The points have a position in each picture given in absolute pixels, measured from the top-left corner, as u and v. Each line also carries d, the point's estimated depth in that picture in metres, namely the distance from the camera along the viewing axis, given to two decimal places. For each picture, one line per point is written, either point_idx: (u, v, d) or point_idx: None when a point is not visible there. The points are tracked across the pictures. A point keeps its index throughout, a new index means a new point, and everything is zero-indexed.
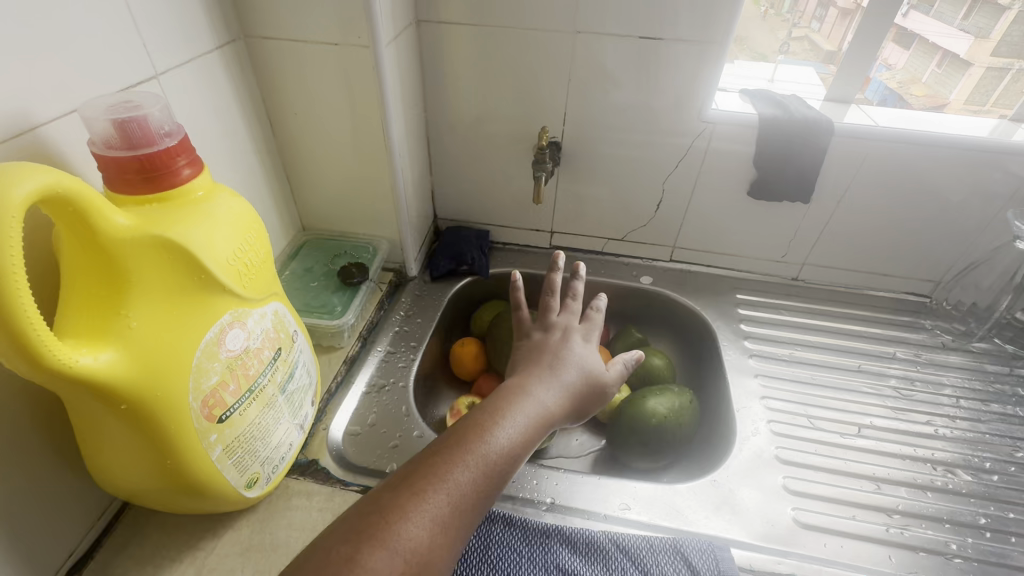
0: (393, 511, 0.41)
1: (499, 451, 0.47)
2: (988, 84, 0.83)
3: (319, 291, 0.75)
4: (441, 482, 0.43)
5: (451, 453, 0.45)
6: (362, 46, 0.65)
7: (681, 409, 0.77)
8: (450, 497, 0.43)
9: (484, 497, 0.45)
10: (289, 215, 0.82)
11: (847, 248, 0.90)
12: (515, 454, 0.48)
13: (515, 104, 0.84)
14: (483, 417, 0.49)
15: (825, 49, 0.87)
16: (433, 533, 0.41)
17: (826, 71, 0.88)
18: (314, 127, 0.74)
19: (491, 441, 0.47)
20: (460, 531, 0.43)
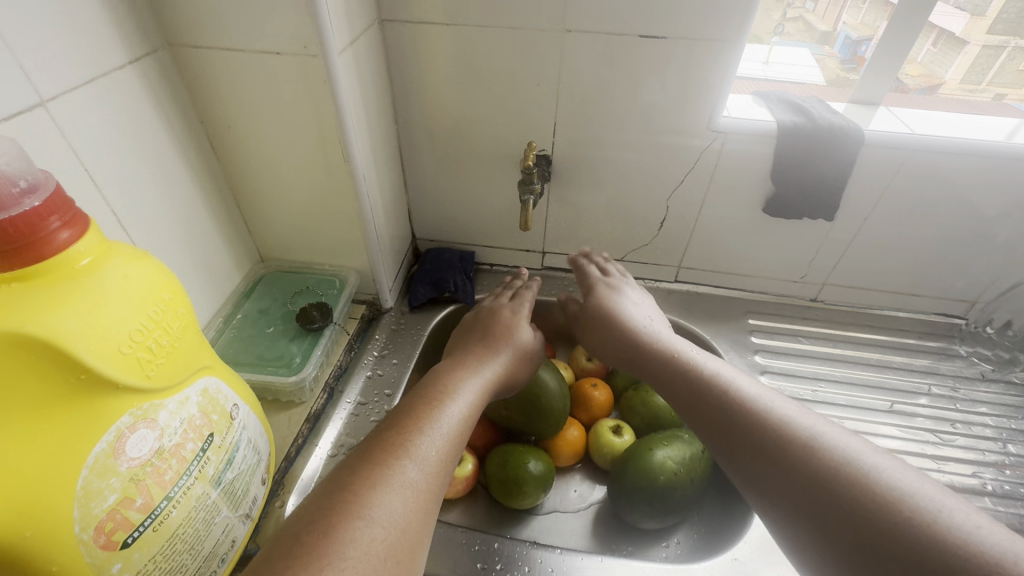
0: (362, 484, 0.39)
1: (451, 419, 0.49)
2: (985, 62, 0.76)
3: (276, 341, 0.65)
4: (405, 450, 0.43)
5: (407, 424, 0.46)
6: (310, 55, 0.54)
7: (693, 461, 0.68)
8: (422, 460, 0.43)
9: (452, 460, 0.46)
10: (243, 246, 0.72)
11: (872, 268, 0.81)
12: (465, 422, 0.51)
13: (499, 113, 0.73)
14: (424, 396, 0.51)
15: (820, 29, 0.82)
16: (417, 499, 0.40)
17: (820, 52, 0.83)
18: (262, 148, 0.63)
19: (441, 412, 0.49)
20: (434, 494, 0.42)
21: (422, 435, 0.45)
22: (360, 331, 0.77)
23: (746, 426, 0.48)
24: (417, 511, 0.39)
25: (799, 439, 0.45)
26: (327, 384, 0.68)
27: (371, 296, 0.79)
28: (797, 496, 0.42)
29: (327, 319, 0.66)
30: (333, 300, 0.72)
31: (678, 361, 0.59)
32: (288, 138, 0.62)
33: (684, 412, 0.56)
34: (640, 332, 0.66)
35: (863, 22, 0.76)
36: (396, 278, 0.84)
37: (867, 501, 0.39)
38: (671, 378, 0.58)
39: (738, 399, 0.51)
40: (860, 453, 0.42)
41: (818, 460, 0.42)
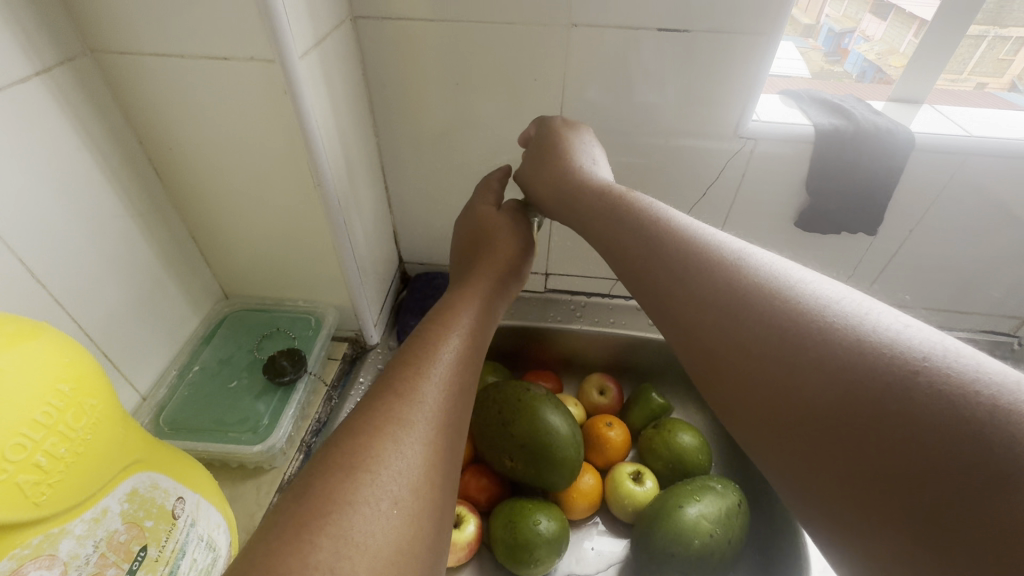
0: (353, 464, 0.28)
1: (455, 357, 0.37)
2: (966, 53, 0.66)
3: (239, 399, 0.55)
4: (406, 413, 0.31)
5: (402, 377, 0.34)
6: (264, 60, 0.44)
7: (730, 520, 0.59)
8: (423, 426, 0.31)
9: (462, 409, 0.35)
10: (200, 283, 0.62)
11: (913, 282, 0.73)
12: (478, 344, 0.40)
13: (494, 121, 0.64)
14: (422, 336, 0.38)
15: (804, 23, 0.69)
16: (431, 446, 0.31)
17: (806, 45, 0.72)
18: (216, 170, 0.54)
19: (448, 338, 0.38)
20: (449, 459, 0.32)
21: (430, 369, 0.35)
22: (341, 373, 0.67)
23: (714, 314, 0.33)
24: (438, 458, 0.31)
25: (791, 316, 0.29)
26: (301, 442, 0.58)
27: (353, 332, 0.69)
28: (812, 429, 0.27)
29: (299, 369, 0.56)
30: (308, 342, 0.62)
31: (623, 204, 0.43)
32: (245, 159, 0.52)
33: (625, 265, 0.41)
34: (579, 175, 0.48)
35: (846, 14, 0.69)
36: (383, 308, 0.74)
37: (916, 416, 0.23)
38: (613, 234, 0.42)
39: (690, 265, 0.35)
40: (884, 333, 0.26)
41: (826, 364, 0.27)
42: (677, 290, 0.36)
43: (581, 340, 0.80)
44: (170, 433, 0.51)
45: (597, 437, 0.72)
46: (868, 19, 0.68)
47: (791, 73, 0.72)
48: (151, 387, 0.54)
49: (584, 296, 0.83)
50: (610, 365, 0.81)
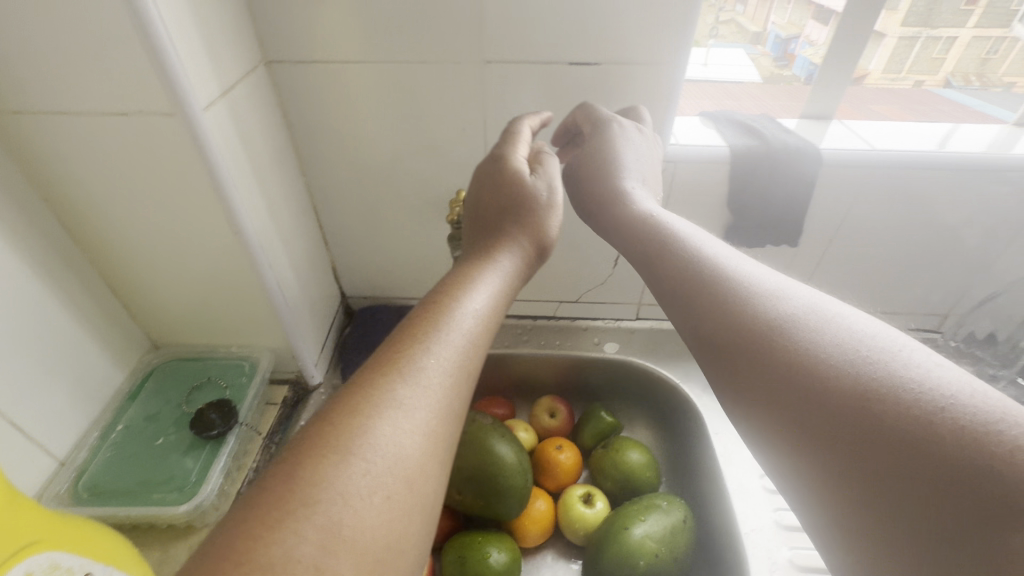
0: (342, 446, 0.26)
1: (466, 328, 0.34)
2: (903, 52, 0.75)
3: (166, 457, 0.53)
4: (402, 392, 0.29)
5: (394, 355, 0.31)
6: (166, 113, 0.44)
7: (675, 536, 0.60)
8: (416, 405, 0.29)
9: (466, 386, 0.32)
10: (124, 336, 0.60)
11: (841, 287, 0.77)
12: (495, 318, 0.37)
13: (421, 155, 0.64)
14: (422, 308, 0.35)
15: (752, 30, 0.78)
16: (429, 430, 0.28)
17: (756, 52, 0.80)
18: (129, 222, 0.52)
19: (461, 310, 0.35)
20: (447, 441, 0.29)
21: (434, 346, 0.32)
22: (282, 418, 0.66)
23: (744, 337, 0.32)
24: (433, 442, 0.28)
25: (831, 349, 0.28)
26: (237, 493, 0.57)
27: (293, 374, 0.68)
28: (830, 421, 0.27)
29: (229, 422, 0.55)
30: (242, 390, 0.61)
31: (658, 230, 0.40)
32: (158, 209, 0.51)
33: (656, 285, 0.39)
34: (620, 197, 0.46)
35: (790, 21, 0.74)
36: (325, 346, 0.73)
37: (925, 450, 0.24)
38: (645, 255, 0.41)
39: (722, 289, 0.34)
40: (913, 375, 0.26)
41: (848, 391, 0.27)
42: (705, 307, 0.35)
43: (529, 363, 0.80)
44: (90, 500, 0.49)
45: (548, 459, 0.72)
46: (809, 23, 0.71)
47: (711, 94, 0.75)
48: (70, 451, 0.51)
49: (530, 319, 0.83)
50: (560, 387, 0.82)
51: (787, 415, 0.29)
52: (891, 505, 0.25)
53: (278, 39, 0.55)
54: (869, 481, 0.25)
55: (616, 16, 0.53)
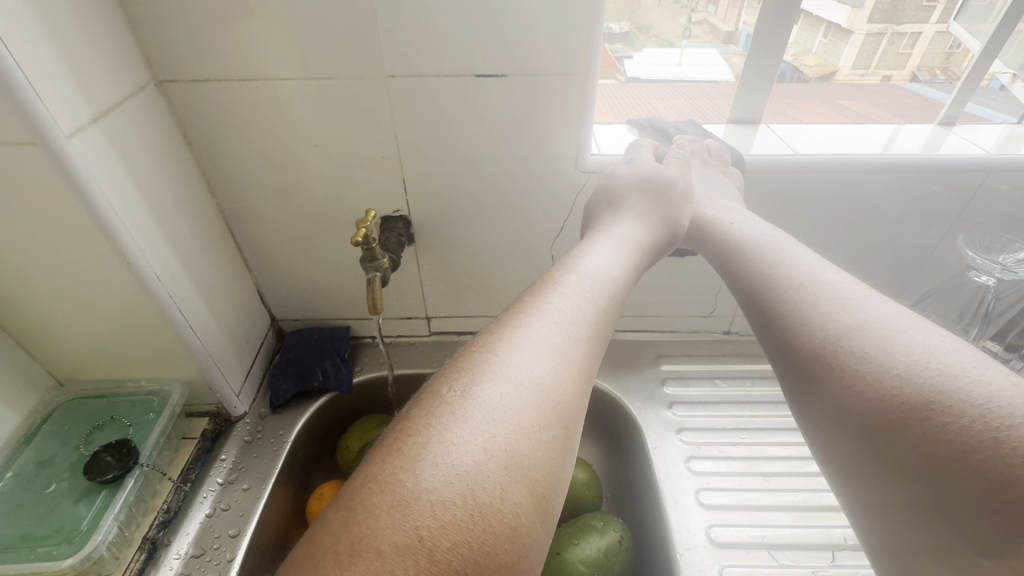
0: (415, 463, 0.28)
1: (564, 328, 0.36)
2: (870, 49, 0.73)
3: (56, 505, 0.49)
4: (469, 404, 0.30)
5: (468, 368, 0.33)
6: (24, 142, 0.41)
7: (608, 558, 0.58)
8: (496, 412, 0.30)
9: (579, 376, 0.34)
10: (18, 375, 0.56)
11: None
12: (598, 313, 0.39)
13: (337, 173, 0.62)
14: (518, 311, 0.37)
15: (724, 31, 0.72)
16: (522, 432, 0.30)
17: (729, 53, 0.75)
18: (8, 256, 0.49)
19: (536, 316, 0.36)
20: (555, 434, 0.31)
21: (503, 355, 0.33)
22: (200, 452, 0.63)
23: (786, 325, 0.38)
24: (526, 442, 0.30)
25: (846, 330, 0.34)
26: (144, 539, 0.54)
27: (213, 405, 0.65)
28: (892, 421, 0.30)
29: (127, 464, 0.51)
30: (149, 427, 0.57)
31: (748, 243, 0.46)
32: (37, 243, 0.48)
33: (751, 292, 0.43)
34: (709, 225, 0.52)
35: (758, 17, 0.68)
36: (251, 373, 0.70)
37: (954, 431, 0.28)
38: (732, 260, 0.47)
39: (772, 288, 0.40)
40: (919, 349, 0.31)
41: (870, 360, 0.32)
42: (761, 298, 0.41)
43: None
44: None
45: None
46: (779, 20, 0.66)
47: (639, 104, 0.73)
48: None
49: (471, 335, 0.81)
50: None
51: (814, 384, 0.35)
52: (902, 445, 0.30)
53: (168, 57, 0.52)
54: (887, 430, 0.31)
55: (520, 25, 0.51)
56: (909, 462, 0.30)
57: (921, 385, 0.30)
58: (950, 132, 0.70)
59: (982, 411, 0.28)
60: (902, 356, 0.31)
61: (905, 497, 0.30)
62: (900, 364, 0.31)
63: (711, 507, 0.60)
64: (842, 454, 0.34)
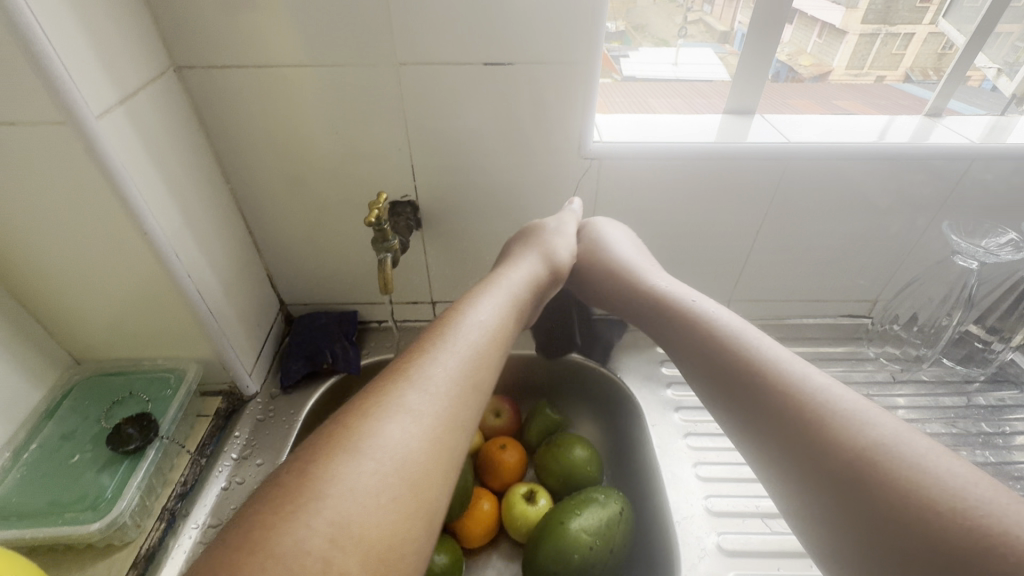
0: (297, 493, 0.30)
1: (452, 367, 0.41)
2: (864, 49, 0.77)
3: (80, 475, 0.51)
4: (365, 439, 0.34)
5: (365, 404, 0.37)
6: (55, 122, 0.42)
7: (610, 529, 0.60)
8: (391, 448, 0.34)
9: (458, 412, 0.39)
10: (38, 352, 0.58)
11: (774, 279, 0.78)
12: (481, 353, 0.44)
13: (347, 159, 0.64)
14: (415, 352, 0.42)
15: (720, 30, 0.77)
16: (404, 465, 0.34)
17: (723, 52, 0.78)
18: (32, 234, 0.51)
19: (434, 357, 0.41)
20: (433, 464, 0.35)
21: (405, 391, 0.38)
22: (215, 429, 0.65)
23: (761, 377, 0.43)
24: (410, 474, 0.34)
25: (815, 392, 0.40)
26: (163, 510, 0.56)
27: (226, 384, 0.67)
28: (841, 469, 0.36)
29: (147, 436, 0.53)
30: (166, 403, 0.59)
31: (686, 309, 0.52)
32: (61, 221, 0.49)
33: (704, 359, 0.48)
34: (641, 283, 0.58)
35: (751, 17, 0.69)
36: (261, 355, 0.72)
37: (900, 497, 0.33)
38: (684, 323, 0.51)
39: (742, 348, 0.46)
40: (883, 418, 0.37)
41: (835, 417, 0.38)
42: (726, 356, 0.46)
43: None
44: None
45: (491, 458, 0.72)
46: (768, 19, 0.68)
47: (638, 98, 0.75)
48: None
49: None
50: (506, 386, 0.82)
51: (785, 447, 0.39)
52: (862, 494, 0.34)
53: (188, 43, 0.54)
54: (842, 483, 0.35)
55: (528, 16, 0.53)
56: (870, 512, 0.33)
57: (880, 443, 0.35)
58: (938, 123, 0.73)
59: (948, 491, 0.32)
60: (880, 435, 0.36)
61: (847, 534, 0.34)
62: (862, 437, 0.36)
63: (708, 481, 0.62)
64: (786, 483, 0.39)
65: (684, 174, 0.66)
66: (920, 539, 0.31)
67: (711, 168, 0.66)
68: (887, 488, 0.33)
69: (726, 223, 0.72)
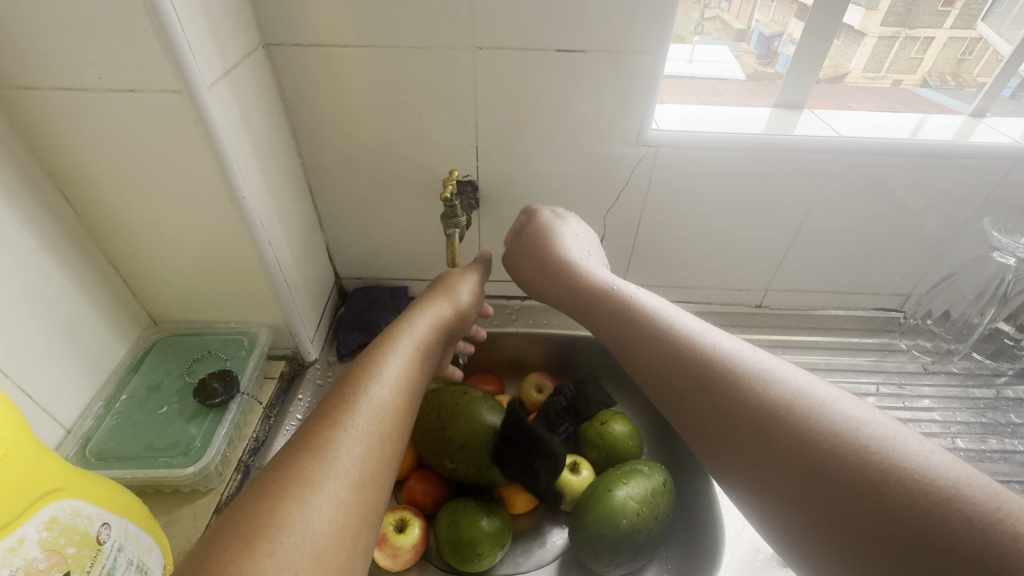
0: (242, 547, 0.28)
1: (385, 393, 0.40)
2: (881, 52, 0.79)
3: (169, 424, 0.55)
4: (304, 478, 0.32)
5: (303, 442, 0.35)
6: (172, 91, 0.46)
7: (655, 498, 0.63)
8: (332, 487, 0.33)
9: (393, 441, 0.38)
10: (123, 310, 0.61)
11: (812, 270, 0.81)
12: (410, 376, 0.43)
13: (415, 139, 0.67)
14: (346, 379, 0.40)
15: (736, 28, 0.82)
16: (347, 502, 0.33)
17: (739, 50, 0.83)
18: (130, 198, 0.54)
19: (370, 382, 0.40)
20: (371, 498, 0.34)
21: (346, 423, 0.37)
22: (280, 391, 0.68)
23: (690, 381, 0.42)
24: (351, 512, 0.32)
25: (757, 382, 0.38)
26: (239, 461, 0.60)
27: (289, 349, 0.70)
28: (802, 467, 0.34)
29: (231, 390, 0.57)
30: (242, 362, 0.63)
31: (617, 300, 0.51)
32: (161, 186, 0.53)
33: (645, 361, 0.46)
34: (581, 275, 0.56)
35: (774, 19, 0.77)
36: (320, 324, 0.75)
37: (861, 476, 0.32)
38: (616, 322, 0.50)
39: (677, 335, 0.45)
40: (815, 387, 0.37)
41: (788, 408, 0.36)
42: (661, 355, 0.45)
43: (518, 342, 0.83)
44: (96, 463, 0.51)
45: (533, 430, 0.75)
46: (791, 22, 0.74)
47: (689, 90, 0.77)
48: (77, 419, 0.53)
49: (519, 300, 0.87)
50: (547, 364, 0.86)
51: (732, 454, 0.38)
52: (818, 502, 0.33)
53: (277, 22, 0.57)
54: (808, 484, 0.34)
55: (602, 6, 0.56)
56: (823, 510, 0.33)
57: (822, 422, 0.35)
58: (981, 122, 0.75)
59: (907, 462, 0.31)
60: (810, 401, 0.36)
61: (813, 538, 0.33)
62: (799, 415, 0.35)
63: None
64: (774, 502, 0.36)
65: (736, 163, 0.69)
66: (891, 516, 0.30)
67: (761, 159, 0.68)
68: (844, 469, 0.32)
69: (771, 213, 0.74)
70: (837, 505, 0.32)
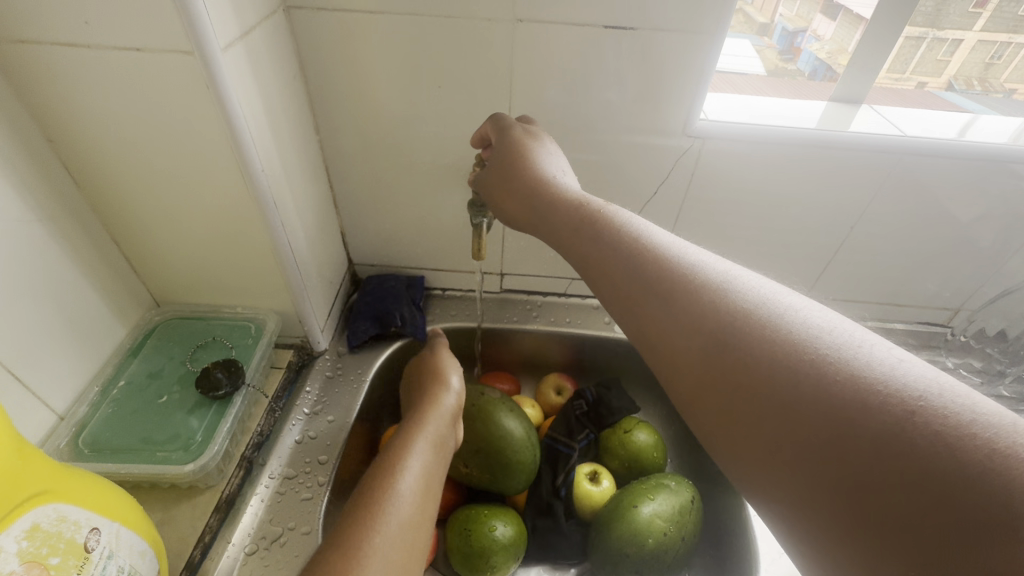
0: None
1: (406, 504, 0.40)
2: (908, 54, 0.68)
3: (170, 415, 0.51)
4: None
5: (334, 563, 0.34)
6: (183, 53, 0.41)
7: (683, 516, 0.59)
8: None
9: (416, 559, 0.38)
10: (124, 289, 0.57)
11: (857, 279, 0.76)
12: (427, 483, 0.44)
13: (442, 119, 0.62)
14: (366, 490, 0.41)
15: (760, 21, 0.72)
16: None
17: (761, 44, 0.75)
18: (134, 168, 0.50)
19: (393, 494, 0.40)
20: None
21: (374, 537, 0.36)
22: (287, 382, 0.64)
23: (680, 331, 0.33)
24: None
25: (749, 326, 0.30)
26: (242, 457, 0.56)
27: (298, 338, 0.67)
28: (818, 452, 0.26)
29: (236, 381, 0.53)
30: (248, 351, 0.59)
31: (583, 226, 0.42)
32: (167, 157, 0.49)
33: (621, 309, 0.38)
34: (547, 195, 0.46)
35: (798, 13, 0.71)
36: (332, 312, 0.71)
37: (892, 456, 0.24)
38: (590, 256, 0.41)
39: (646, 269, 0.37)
40: (814, 323, 0.29)
41: (787, 359, 0.28)
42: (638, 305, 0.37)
43: (538, 339, 0.79)
44: (90, 454, 0.47)
45: (550, 435, 0.72)
46: (818, 19, 0.69)
47: (736, 78, 0.71)
48: (70, 405, 0.50)
49: (541, 295, 0.81)
50: (567, 364, 0.82)
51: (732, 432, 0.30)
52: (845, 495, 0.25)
53: None
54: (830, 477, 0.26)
55: None
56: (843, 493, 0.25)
57: (819, 351, 0.28)
58: None
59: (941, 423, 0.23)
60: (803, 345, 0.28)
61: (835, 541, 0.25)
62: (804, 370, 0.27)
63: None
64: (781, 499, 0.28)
65: (788, 161, 0.63)
66: (928, 479, 0.23)
67: (816, 158, 0.63)
68: (858, 413, 0.25)
69: (819, 215, 0.69)
70: (856, 471, 0.25)
